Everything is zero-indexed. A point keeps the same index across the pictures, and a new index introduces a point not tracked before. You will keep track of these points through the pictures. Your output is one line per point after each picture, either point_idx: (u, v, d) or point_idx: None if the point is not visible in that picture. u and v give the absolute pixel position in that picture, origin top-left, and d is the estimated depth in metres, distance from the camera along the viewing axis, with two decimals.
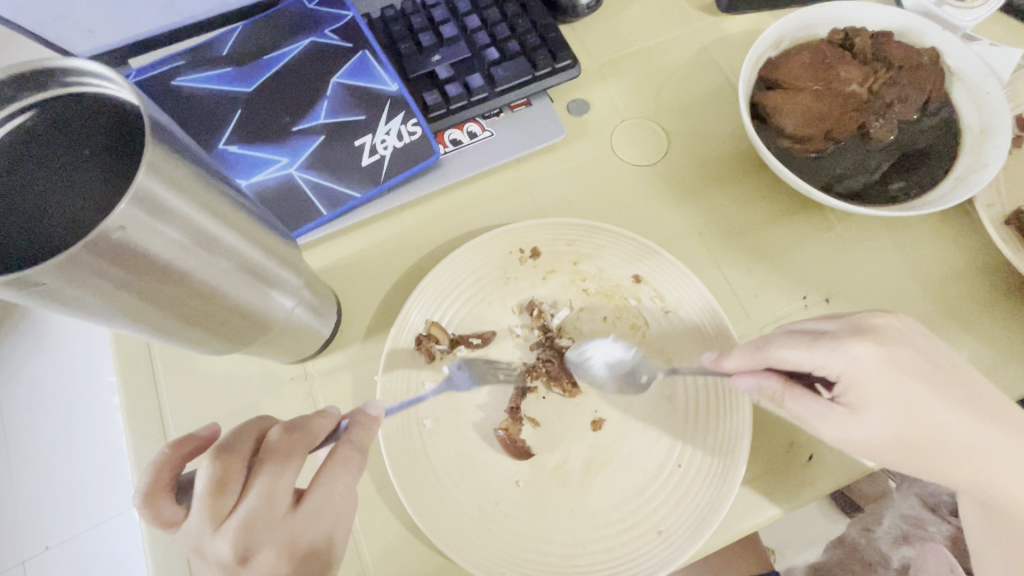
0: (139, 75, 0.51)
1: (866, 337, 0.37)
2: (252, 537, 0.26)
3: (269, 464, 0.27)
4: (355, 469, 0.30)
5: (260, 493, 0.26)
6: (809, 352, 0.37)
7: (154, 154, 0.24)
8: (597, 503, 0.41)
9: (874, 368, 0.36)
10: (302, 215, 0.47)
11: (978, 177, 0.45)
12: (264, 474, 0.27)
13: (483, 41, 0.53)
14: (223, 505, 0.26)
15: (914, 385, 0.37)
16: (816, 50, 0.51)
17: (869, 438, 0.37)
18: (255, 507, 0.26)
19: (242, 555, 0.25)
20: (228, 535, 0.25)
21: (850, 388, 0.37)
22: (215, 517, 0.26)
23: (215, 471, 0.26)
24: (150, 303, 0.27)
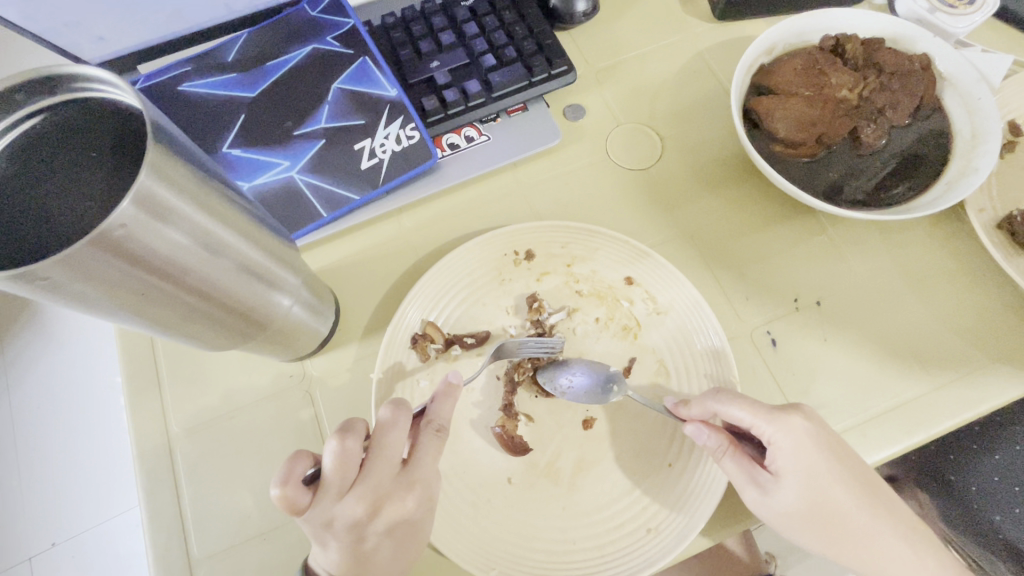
0: (147, 81, 0.52)
1: (795, 411, 0.40)
2: (375, 496, 0.34)
3: (381, 441, 0.35)
4: (442, 439, 0.38)
5: (378, 464, 0.34)
6: (751, 414, 0.39)
7: (155, 156, 0.25)
8: (587, 501, 0.42)
9: (798, 440, 0.39)
10: (303, 217, 0.49)
11: (968, 181, 0.46)
12: (378, 448, 0.34)
13: (480, 48, 0.54)
14: (349, 477, 0.33)
15: (828, 465, 0.39)
16: (808, 57, 0.52)
17: (779, 508, 0.39)
18: (375, 475, 0.34)
19: (370, 509, 0.34)
20: (358, 498, 0.33)
21: (777, 456, 0.39)
22: (344, 487, 0.33)
23: (343, 453, 0.32)
24: (152, 297, 0.28)
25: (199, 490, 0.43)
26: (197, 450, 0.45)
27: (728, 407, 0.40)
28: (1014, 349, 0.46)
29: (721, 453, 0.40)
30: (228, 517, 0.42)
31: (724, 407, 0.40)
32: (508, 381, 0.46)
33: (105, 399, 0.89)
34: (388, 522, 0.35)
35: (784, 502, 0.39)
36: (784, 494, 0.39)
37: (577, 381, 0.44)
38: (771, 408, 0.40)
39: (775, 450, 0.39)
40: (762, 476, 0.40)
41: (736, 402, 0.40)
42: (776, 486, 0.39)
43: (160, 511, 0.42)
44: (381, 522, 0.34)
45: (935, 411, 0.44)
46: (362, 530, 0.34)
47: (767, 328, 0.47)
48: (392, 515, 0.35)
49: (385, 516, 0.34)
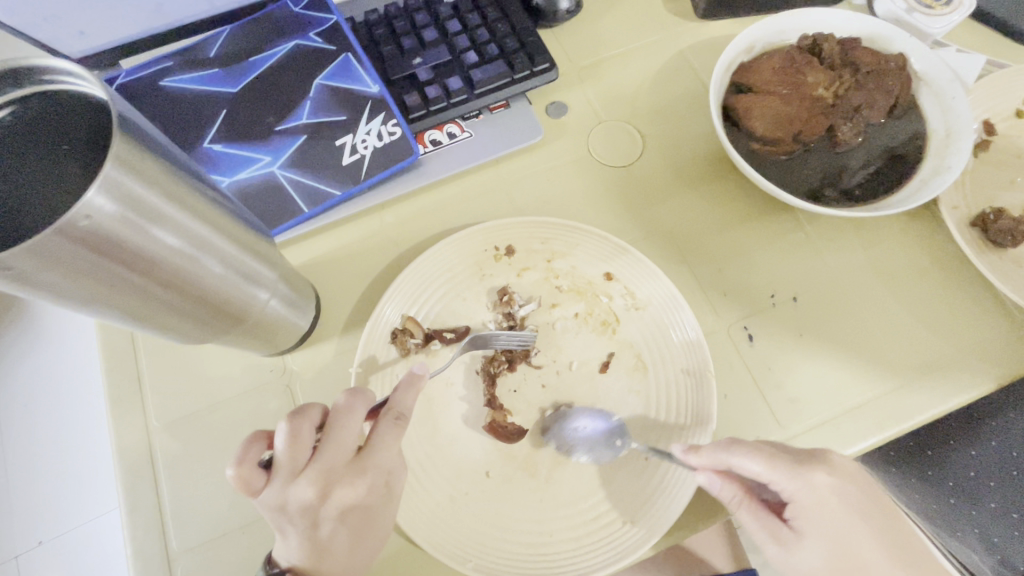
0: (128, 76, 0.52)
1: (817, 464, 0.38)
2: (325, 479, 0.34)
3: (334, 426, 0.35)
4: (401, 427, 0.37)
5: (330, 448, 0.34)
6: (769, 468, 0.38)
7: (123, 148, 0.25)
8: (563, 494, 0.42)
9: (823, 497, 0.38)
10: (284, 212, 0.49)
11: (941, 179, 0.46)
12: (331, 432, 0.35)
13: (462, 44, 0.54)
14: (301, 459, 0.34)
15: (852, 521, 0.38)
16: (786, 56, 0.52)
17: (806, 568, 0.38)
18: (326, 459, 0.34)
19: (321, 493, 0.34)
20: (309, 480, 0.34)
21: (798, 512, 0.38)
22: (296, 469, 0.34)
23: (293, 433, 0.34)
24: (124, 289, 0.28)
25: (178, 485, 0.43)
26: (177, 444, 0.45)
27: (744, 464, 0.38)
28: (986, 344, 0.47)
29: (737, 502, 0.39)
30: (207, 510, 0.43)
31: (740, 462, 0.38)
32: (487, 375, 0.46)
33: (89, 397, 0.88)
34: (339, 508, 0.35)
35: (809, 561, 0.38)
36: (809, 558, 0.38)
37: (588, 428, 0.44)
38: (793, 464, 0.38)
39: (796, 509, 0.38)
40: (781, 530, 0.39)
41: (752, 457, 0.38)
42: (797, 545, 0.39)
43: (139, 505, 0.42)
44: (333, 506, 0.34)
45: (908, 406, 0.45)
46: (315, 515, 0.34)
47: (744, 324, 0.48)
48: (344, 501, 0.35)
49: (337, 501, 0.35)
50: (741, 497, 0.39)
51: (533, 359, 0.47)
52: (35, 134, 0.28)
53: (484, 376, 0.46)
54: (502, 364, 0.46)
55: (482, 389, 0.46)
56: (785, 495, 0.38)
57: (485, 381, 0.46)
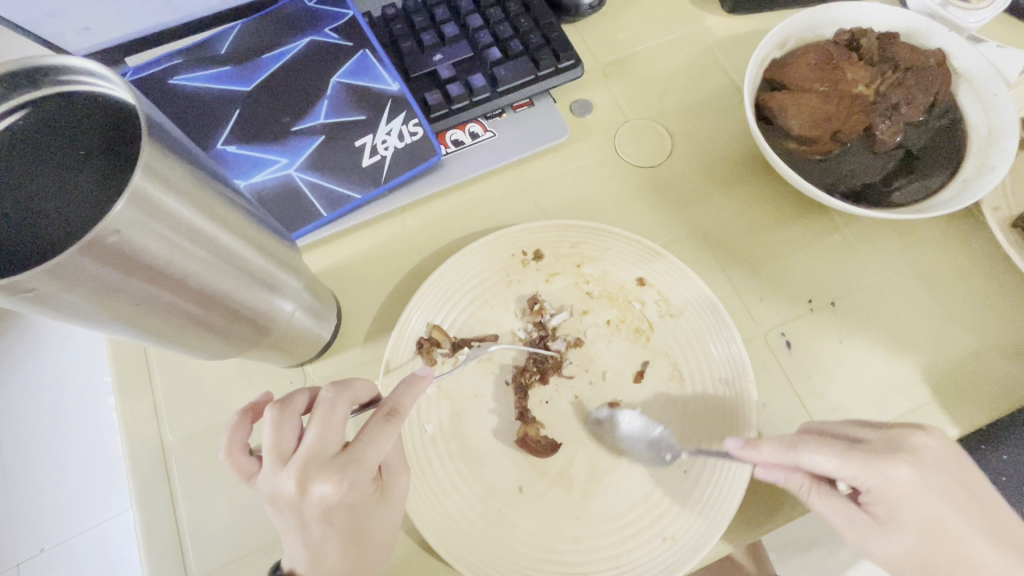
0: (136, 74, 0.50)
1: (896, 454, 0.36)
2: (306, 472, 0.29)
3: (318, 411, 0.30)
4: (395, 423, 0.32)
5: (313, 436, 0.30)
6: (841, 464, 0.36)
7: (151, 154, 0.23)
8: (601, 510, 0.40)
9: (905, 485, 0.35)
10: (302, 217, 0.47)
11: (987, 179, 0.45)
12: (315, 418, 0.30)
13: (485, 40, 0.52)
14: (287, 447, 0.30)
15: (939, 506, 0.36)
16: (821, 52, 0.51)
17: (890, 553, 0.37)
18: (308, 448, 0.29)
19: (301, 487, 0.29)
20: (289, 471, 0.29)
21: (875, 499, 0.36)
22: (281, 457, 0.30)
23: (276, 419, 0.30)
24: (149, 307, 0.26)
25: (196, 503, 0.41)
26: (194, 461, 0.43)
27: (814, 459, 0.36)
28: None
29: (805, 491, 0.38)
30: (227, 530, 0.41)
31: (808, 458, 0.36)
32: (518, 387, 0.44)
33: (90, 400, 0.85)
34: (325, 507, 0.29)
35: (894, 548, 0.36)
36: (894, 543, 0.36)
37: (627, 424, 0.42)
38: (867, 456, 0.36)
39: (876, 499, 0.36)
40: (859, 517, 0.37)
41: (818, 451, 0.36)
42: (883, 533, 0.37)
43: (155, 525, 0.40)
44: (314, 504, 0.29)
45: (954, 413, 0.43)
46: (299, 512, 0.29)
47: (781, 330, 0.46)
48: (328, 497, 0.29)
49: (321, 499, 0.29)
50: (809, 485, 0.38)
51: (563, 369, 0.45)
52: (49, 139, 0.26)
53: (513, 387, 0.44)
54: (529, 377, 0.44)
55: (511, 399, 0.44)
56: (863, 488, 0.36)
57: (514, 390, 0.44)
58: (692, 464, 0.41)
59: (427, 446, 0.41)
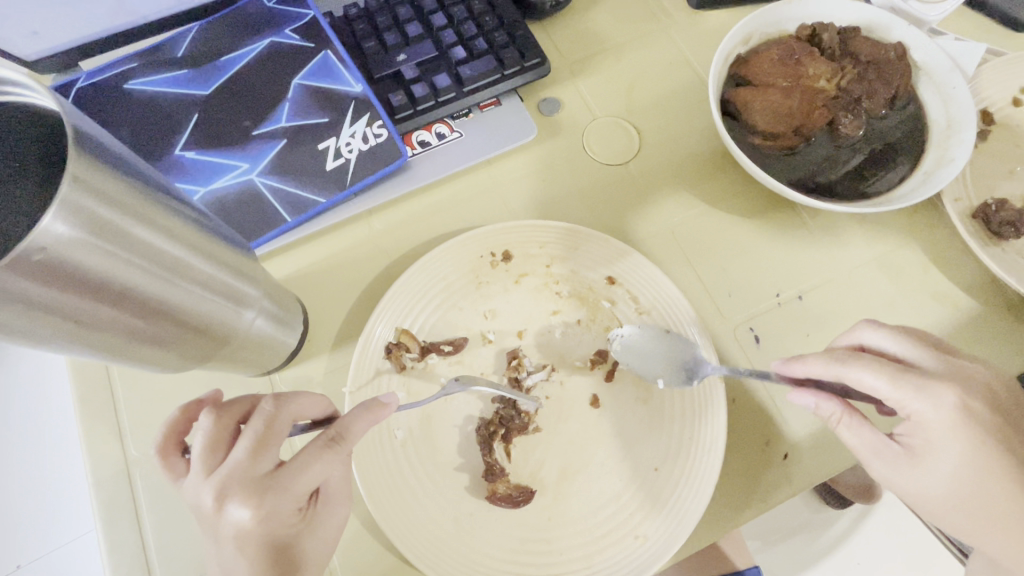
0: (90, 79, 0.48)
1: (948, 382, 0.36)
2: (226, 489, 0.28)
3: (252, 426, 0.30)
4: (334, 451, 0.31)
5: (243, 450, 0.29)
6: (892, 387, 0.35)
7: (82, 166, 0.23)
8: (572, 510, 0.40)
9: (954, 417, 0.35)
10: (265, 223, 0.46)
11: (946, 171, 0.45)
12: (247, 432, 0.29)
13: (449, 39, 0.51)
14: (217, 457, 0.29)
15: (987, 442, 0.35)
16: (785, 47, 0.51)
17: (924, 482, 0.37)
18: (235, 463, 0.29)
19: (219, 505, 0.28)
20: (211, 484, 0.28)
21: (920, 428, 0.36)
22: (209, 467, 0.29)
23: (209, 427, 0.30)
24: (93, 323, 0.26)
25: (162, 517, 0.41)
26: (159, 474, 0.42)
27: (866, 381, 0.36)
28: (992, 338, 0.46)
29: (837, 421, 0.38)
30: (194, 543, 0.40)
31: (854, 379, 0.36)
32: (483, 438, 0.42)
33: (50, 409, 0.77)
34: (239, 531, 0.28)
35: (931, 479, 0.36)
36: (931, 473, 0.36)
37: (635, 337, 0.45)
38: (917, 380, 0.35)
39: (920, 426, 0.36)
40: (892, 446, 0.37)
41: (875, 373, 0.35)
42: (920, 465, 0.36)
43: (120, 541, 0.40)
44: (228, 525, 0.28)
45: None
46: (213, 532, 0.28)
47: (750, 325, 0.47)
48: (243, 522, 0.28)
49: (236, 521, 0.28)
50: (849, 411, 0.38)
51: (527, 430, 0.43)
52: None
53: (480, 434, 0.42)
54: (495, 431, 0.42)
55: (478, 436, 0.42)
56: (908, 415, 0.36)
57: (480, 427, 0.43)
58: (662, 461, 0.41)
59: (396, 453, 0.41)
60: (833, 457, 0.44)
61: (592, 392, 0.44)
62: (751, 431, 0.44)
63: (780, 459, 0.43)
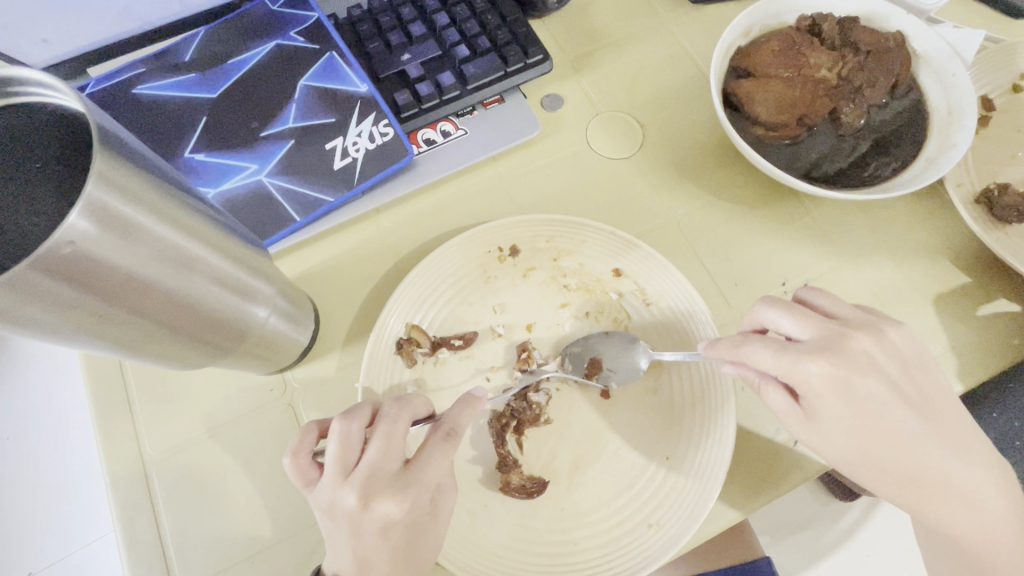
0: (99, 84, 0.49)
1: (823, 352, 0.36)
2: (371, 488, 0.31)
3: (381, 429, 0.33)
4: (452, 444, 0.34)
5: (376, 451, 0.32)
6: (776, 360, 0.36)
7: (107, 165, 0.23)
8: (585, 500, 0.41)
9: (831, 388, 0.35)
10: (274, 222, 0.46)
11: (948, 157, 0.46)
12: (379, 434, 0.32)
13: (452, 38, 0.52)
14: (351, 459, 0.32)
15: (877, 411, 0.36)
16: (785, 38, 0.51)
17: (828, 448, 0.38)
18: (372, 463, 0.32)
19: (364, 502, 0.31)
20: (355, 485, 0.31)
21: (808, 398, 0.36)
22: (346, 468, 0.32)
23: (342, 432, 0.32)
24: (116, 318, 0.26)
25: (180, 515, 0.41)
26: (175, 472, 0.42)
27: (755, 354, 0.37)
28: (998, 322, 0.46)
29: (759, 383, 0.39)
30: (212, 540, 0.40)
31: (749, 352, 0.37)
32: (495, 431, 0.42)
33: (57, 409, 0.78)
34: (385, 522, 0.31)
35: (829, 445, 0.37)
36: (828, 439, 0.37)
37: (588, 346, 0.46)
38: (800, 352, 0.36)
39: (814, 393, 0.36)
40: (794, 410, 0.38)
41: (763, 345, 0.37)
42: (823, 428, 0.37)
43: (138, 539, 0.40)
44: (376, 519, 0.31)
45: None
46: (357, 527, 0.31)
47: None
48: (389, 514, 0.31)
49: (383, 514, 0.31)
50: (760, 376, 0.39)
51: (540, 421, 0.43)
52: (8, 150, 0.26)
53: (493, 426, 0.43)
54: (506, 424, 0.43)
55: (490, 429, 0.43)
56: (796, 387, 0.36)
57: (492, 421, 0.43)
58: (672, 450, 0.42)
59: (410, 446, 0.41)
60: None
61: (601, 383, 0.44)
62: (760, 419, 0.45)
63: (790, 446, 0.44)
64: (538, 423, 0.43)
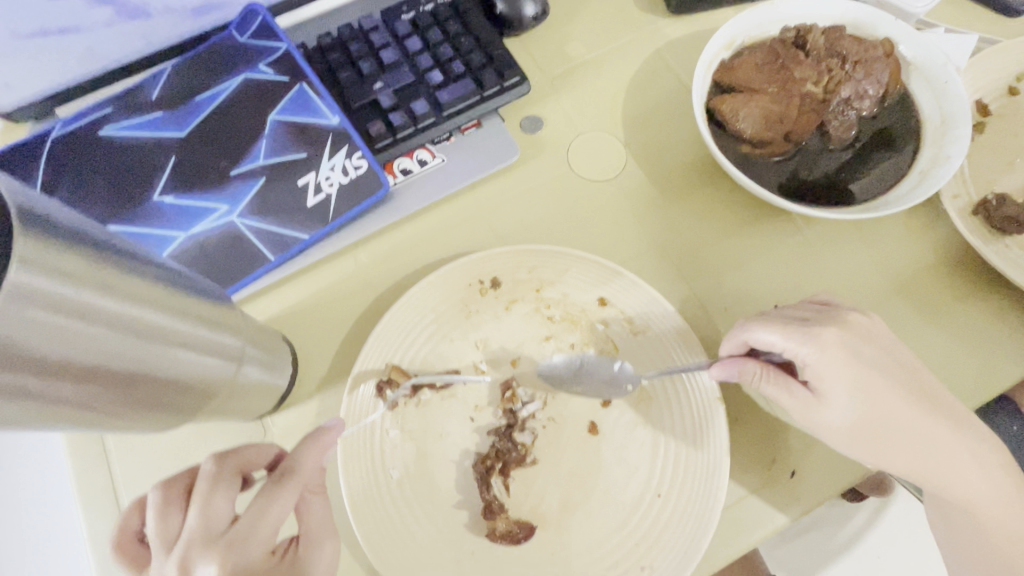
0: (64, 128, 0.48)
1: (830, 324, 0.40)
2: (189, 558, 0.26)
3: (199, 488, 0.28)
4: (287, 481, 0.30)
5: (195, 514, 0.27)
6: (783, 335, 0.39)
7: (30, 247, 0.21)
8: (575, 542, 0.39)
9: (840, 354, 0.39)
10: (247, 264, 0.45)
11: (941, 171, 0.44)
12: (196, 496, 0.28)
13: (425, 64, 0.51)
14: (172, 531, 0.28)
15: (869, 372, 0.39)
16: (768, 51, 0.50)
17: (834, 423, 0.39)
18: (193, 528, 0.27)
19: (183, 571, 0.26)
20: (174, 557, 0.26)
21: (817, 372, 0.39)
22: (167, 545, 0.27)
23: (160, 502, 0.28)
24: (69, 402, 0.25)
25: None
26: None
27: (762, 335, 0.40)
28: (994, 338, 0.45)
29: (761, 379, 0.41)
30: None
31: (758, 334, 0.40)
32: (481, 476, 0.41)
33: None
34: None
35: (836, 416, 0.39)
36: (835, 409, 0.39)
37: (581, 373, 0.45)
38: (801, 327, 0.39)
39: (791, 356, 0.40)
40: (803, 394, 0.40)
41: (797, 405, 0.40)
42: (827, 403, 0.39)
43: None
44: None
45: None
46: None
47: None
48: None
49: None
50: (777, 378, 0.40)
51: (527, 462, 0.42)
52: None
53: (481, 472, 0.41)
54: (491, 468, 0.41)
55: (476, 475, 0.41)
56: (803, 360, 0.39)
57: (479, 466, 0.41)
58: (664, 488, 0.40)
59: (391, 494, 0.40)
60: (842, 472, 0.43)
61: (590, 418, 0.43)
62: (755, 449, 0.43)
63: (789, 478, 0.42)
64: (526, 464, 0.42)
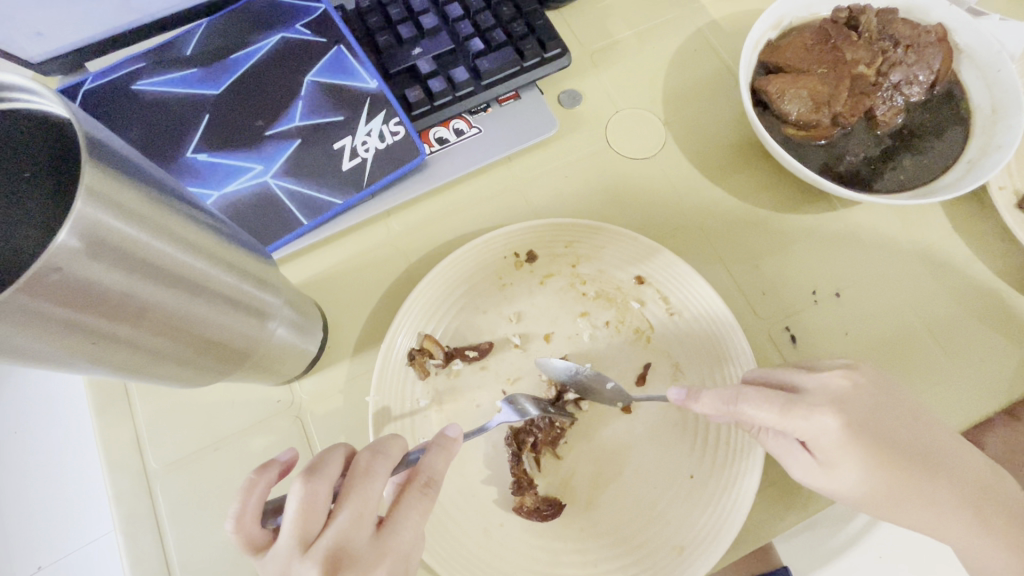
0: (97, 81, 0.47)
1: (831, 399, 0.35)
2: (337, 565, 0.24)
3: (354, 489, 0.26)
4: (430, 498, 0.28)
5: (347, 517, 0.25)
6: (778, 416, 0.34)
7: (98, 180, 0.21)
8: (606, 519, 0.39)
9: (839, 431, 0.35)
10: (280, 226, 0.44)
11: (992, 160, 0.43)
12: (351, 496, 0.26)
13: (466, 31, 0.49)
14: (313, 528, 0.25)
15: (883, 422, 0.36)
16: (817, 32, 0.49)
17: (839, 484, 0.37)
18: (342, 530, 0.25)
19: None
20: (316, 556, 0.24)
21: (817, 444, 0.36)
22: (305, 540, 0.24)
23: (308, 494, 0.25)
24: (120, 344, 0.25)
25: (183, 533, 0.39)
26: (178, 488, 0.40)
27: (755, 417, 0.35)
28: None
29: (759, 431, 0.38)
30: (217, 555, 0.39)
31: (747, 413, 0.35)
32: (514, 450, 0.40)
33: (61, 421, 0.77)
34: None
35: (840, 477, 0.37)
36: (840, 474, 0.37)
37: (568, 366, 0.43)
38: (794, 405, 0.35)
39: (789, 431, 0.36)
40: (804, 455, 0.37)
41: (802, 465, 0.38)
42: (826, 467, 0.37)
43: (143, 557, 0.38)
44: None
45: (963, 411, 0.42)
46: None
47: (785, 325, 0.45)
48: None
49: None
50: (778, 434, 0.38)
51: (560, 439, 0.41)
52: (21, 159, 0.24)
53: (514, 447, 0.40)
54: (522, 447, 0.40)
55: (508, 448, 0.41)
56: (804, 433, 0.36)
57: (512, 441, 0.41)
58: (697, 468, 0.40)
59: None
60: None
61: (622, 397, 0.42)
62: None
63: None
64: (558, 440, 0.41)
